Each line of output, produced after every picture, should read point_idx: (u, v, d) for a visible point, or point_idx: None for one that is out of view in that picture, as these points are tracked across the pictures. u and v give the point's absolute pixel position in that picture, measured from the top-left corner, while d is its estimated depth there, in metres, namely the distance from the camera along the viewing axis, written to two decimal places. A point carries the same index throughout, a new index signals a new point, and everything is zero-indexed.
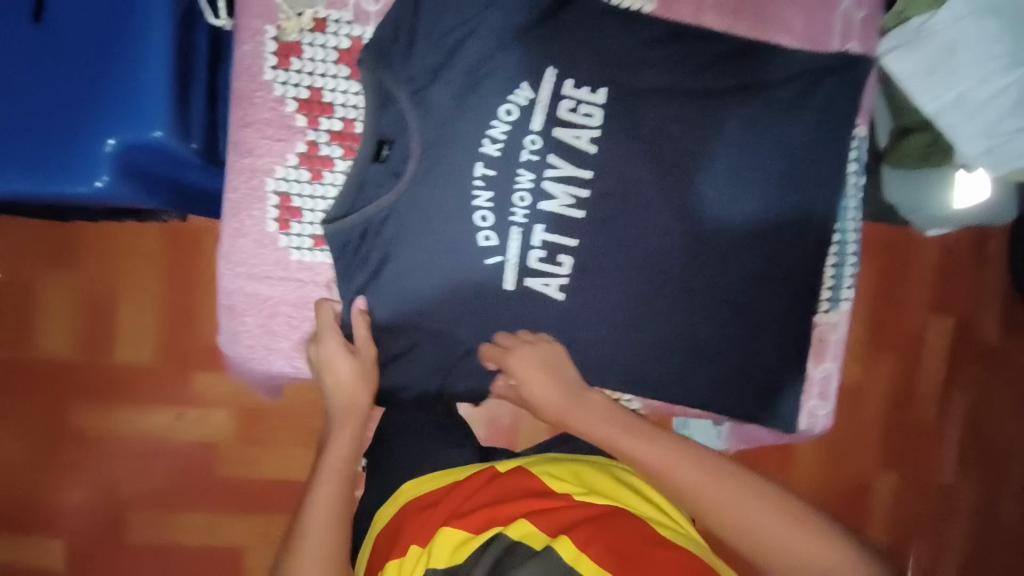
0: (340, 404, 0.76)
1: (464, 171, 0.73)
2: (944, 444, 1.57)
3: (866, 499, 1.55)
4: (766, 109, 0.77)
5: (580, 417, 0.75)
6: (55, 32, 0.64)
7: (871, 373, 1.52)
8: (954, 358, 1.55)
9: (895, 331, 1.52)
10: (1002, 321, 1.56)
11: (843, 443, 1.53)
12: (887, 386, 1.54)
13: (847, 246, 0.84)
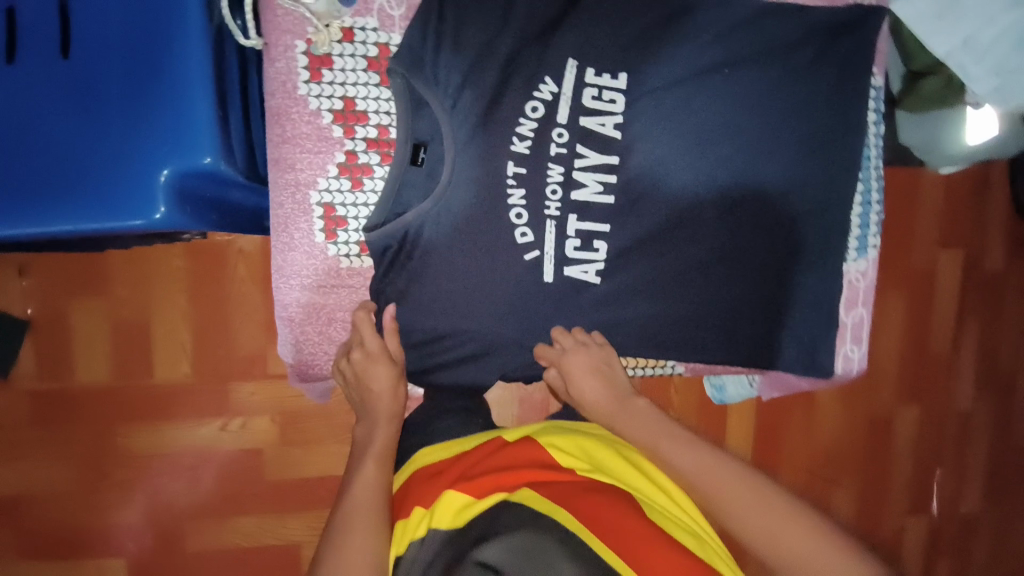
0: (376, 403, 0.80)
1: (498, 170, 0.75)
2: (962, 375, 1.63)
3: (890, 433, 1.61)
4: (781, 71, 0.79)
5: (620, 411, 0.83)
6: (90, 70, 0.65)
7: (888, 314, 1.56)
8: (966, 291, 1.60)
9: (908, 270, 1.55)
10: (1010, 250, 1.60)
11: (865, 383, 1.58)
12: (905, 324, 1.58)
13: (869, 201, 0.87)
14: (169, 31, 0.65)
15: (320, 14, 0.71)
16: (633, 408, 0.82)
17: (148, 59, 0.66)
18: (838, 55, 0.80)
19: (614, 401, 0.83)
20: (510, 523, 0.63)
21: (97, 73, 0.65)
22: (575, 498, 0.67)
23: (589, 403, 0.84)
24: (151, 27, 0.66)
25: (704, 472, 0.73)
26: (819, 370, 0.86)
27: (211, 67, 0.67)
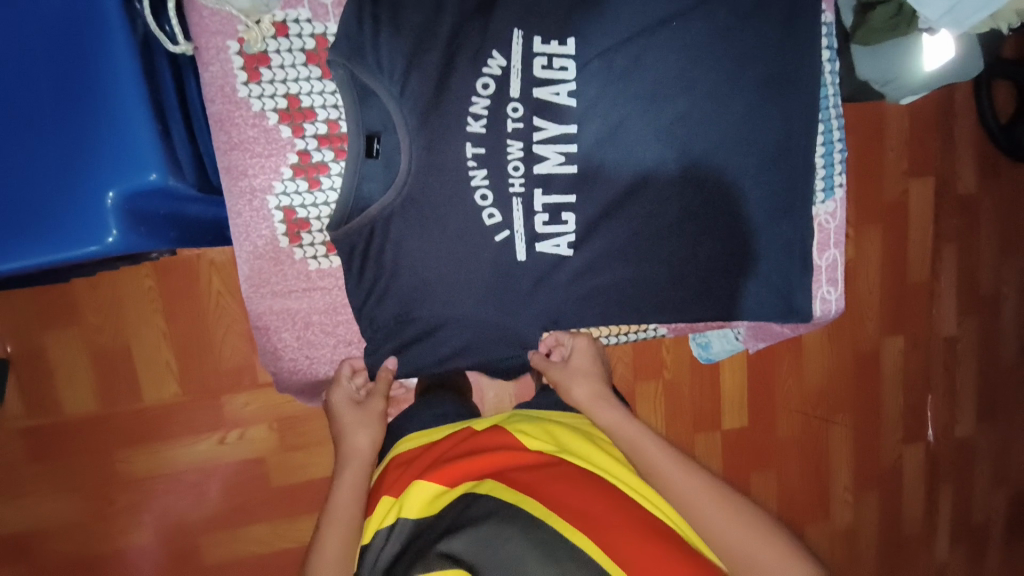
0: (354, 444, 0.79)
1: (456, 154, 0.74)
2: (942, 299, 1.66)
3: (878, 365, 1.65)
4: (729, 17, 0.78)
5: (597, 404, 0.82)
6: (14, 96, 0.62)
7: (864, 249, 1.58)
8: (938, 216, 1.61)
9: (880, 203, 1.57)
10: (979, 171, 1.61)
11: (849, 319, 1.61)
12: (882, 256, 1.60)
13: (830, 140, 0.86)
14: (96, 47, 0.63)
15: (247, 11, 0.66)
16: (609, 404, 0.81)
17: (78, 79, 0.63)
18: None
19: (592, 394, 0.82)
20: (480, 513, 0.63)
21: (25, 97, 0.62)
22: (544, 483, 0.67)
23: (567, 391, 0.83)
24: (77, 45, 0.63)
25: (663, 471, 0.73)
26: (800, 315, 0.87)
27: (146, 78, 0.65)
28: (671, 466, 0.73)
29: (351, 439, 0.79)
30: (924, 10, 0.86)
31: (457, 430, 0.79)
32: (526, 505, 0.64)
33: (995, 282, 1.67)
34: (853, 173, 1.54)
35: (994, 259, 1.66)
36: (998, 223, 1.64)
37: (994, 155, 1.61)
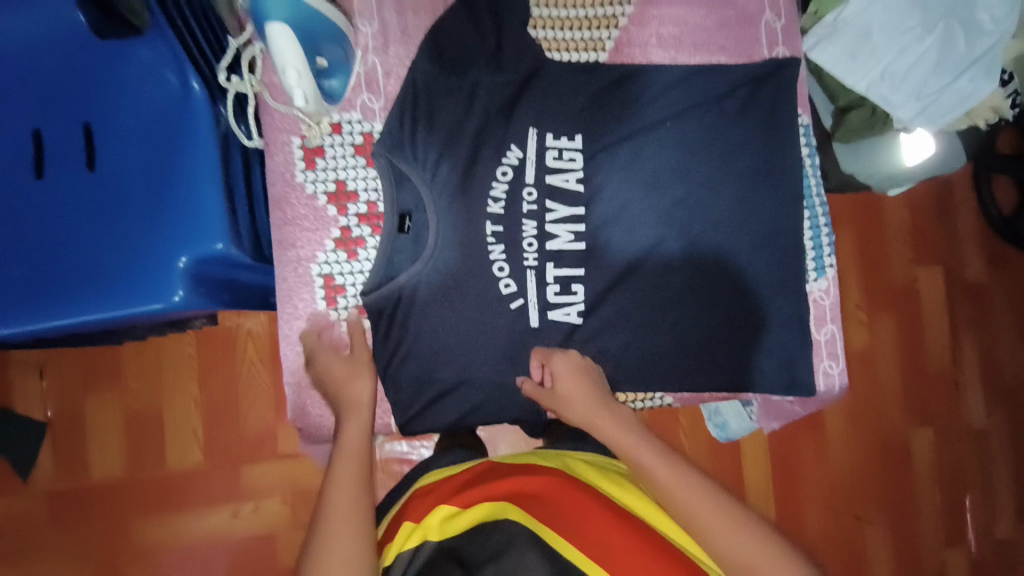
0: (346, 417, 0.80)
1: (478, 231, 0.83)
2: (964, 388, 1.64)
3: (907, 456, 1.60)
4: (718, 118, 0.90)
5: (605, 424, 0.82)
6: (114, 177, 0.75)
7: (877, 333, 1.60)
8: (950, 303, 1.64)
9: (889, 289, 1.61)
10: (985, 260, 1.66)
11: (869, 405, 1.59)
12: (897, 340, 1.61)
13: (818, 223, 0.95)
14: (182, 139, 0.76)
15: (314, 114, 0.79)
16: (619, 421, 0.83)
17: (163, 164, 0.76)
18: (767, 99, 0.91)
19: (595, 416, 0.83)
20: (499, 542, 0.66)
21: (118, 177, 0.75)
22: (557, 512, 0.70)
23: (564, 411, 0.84)
24: (166, 137, 0.76)
25: (679, 493, 0.75)
26: (803, 387, 0.90)
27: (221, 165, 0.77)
28: (686, 490, 0.75)
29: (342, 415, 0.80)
30: (895, 110, 0.98)
31: (471, 467, 0.84)
32: (537, 526, 0.67)
33: (1016, 370, 1.66)
34: (858, 260, 1.60)
35: (1012, 345, 1.66)
36: (1011, 311, 1.67)
37: (998, 244, 1.67)
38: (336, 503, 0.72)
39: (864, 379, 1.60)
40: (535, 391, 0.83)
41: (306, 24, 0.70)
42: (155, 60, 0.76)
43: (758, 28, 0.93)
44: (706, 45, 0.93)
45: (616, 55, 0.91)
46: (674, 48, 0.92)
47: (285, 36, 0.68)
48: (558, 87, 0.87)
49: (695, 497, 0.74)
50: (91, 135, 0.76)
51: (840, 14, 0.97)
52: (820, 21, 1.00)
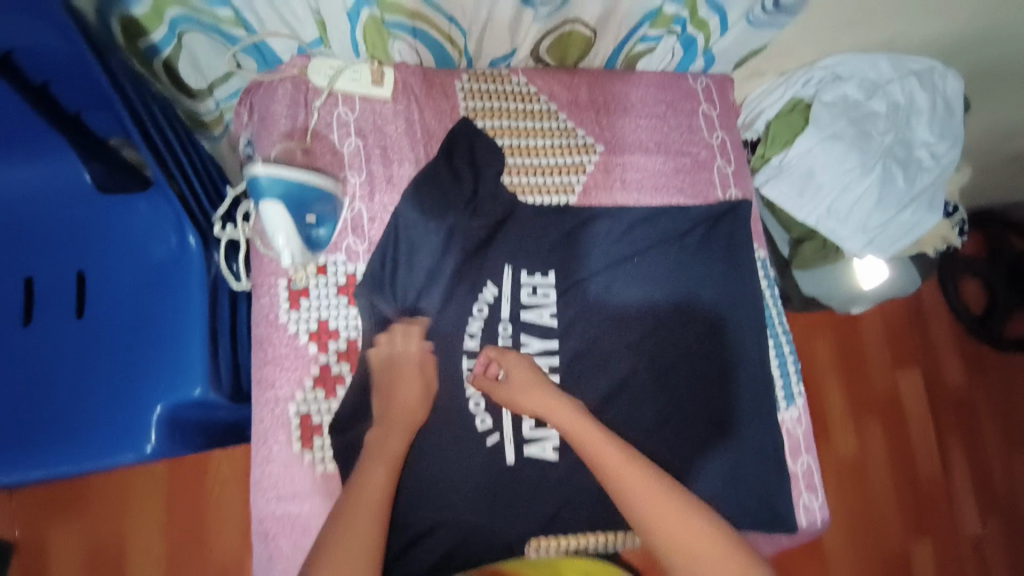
0: (380, 444, 0.80)
1: (455, 365, 0.86)
2: (958, 497, 1.61)
3: (911, 572, 1.55)
4: (681, 256, 0.96)
5: (576, 430, 0.79)
6: (102, 324, 0.78)
7: (865, 441, 1.60)
8: (933, 407, 1.66)
9: (868, 394, 1.63)
10: (962, 362, 1.69)
11: (864, 517, 1.56)
12: (885, 447, 1.61)
13: (784, 351, 0.98)
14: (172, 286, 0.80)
15: (300, 258, 0.85)
16: (583, 418, 0.80)
17: (151, 309, 0.79)
18: (725, 237, 0.98)
19: (554, 405, 0.81)
20: None
21: (104, 324, 0.78)
22: None
23: (520, 405, 0.83)
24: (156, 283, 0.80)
25: (647, 493, 0.74)
26: (784, 522, 0.89)
27: (205, 309, 0.79)
28: (663, 502, 0.74)
29: (377, 438, 0.80)
30: (844, 242, 1.06)
31: None
32: None
33: (1007, 477, 1.64)
34: (835, 366, 1.63)
35: (998, 450, 1.65)
36: (993, 415, 1.68)
37: (972, 347, 1.70)
38: (353, 525, 0.71)
39: (856, 491, 1.57)
40: (488, 385, 0.85)
41: (295, 195, 0.82)
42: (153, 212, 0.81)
43: (711, 173, 1.02)
44: (667, 187, 1.00)
45: (584, 196, 0.98)
46: (639, 190, 0.99)
47: (275, 211, 0.80)
48: (531, 229, 0.93)
49: (664, 506, 0.73)
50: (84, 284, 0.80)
51: (783, 157, 1.07)
52: (768, 162, 1.09)
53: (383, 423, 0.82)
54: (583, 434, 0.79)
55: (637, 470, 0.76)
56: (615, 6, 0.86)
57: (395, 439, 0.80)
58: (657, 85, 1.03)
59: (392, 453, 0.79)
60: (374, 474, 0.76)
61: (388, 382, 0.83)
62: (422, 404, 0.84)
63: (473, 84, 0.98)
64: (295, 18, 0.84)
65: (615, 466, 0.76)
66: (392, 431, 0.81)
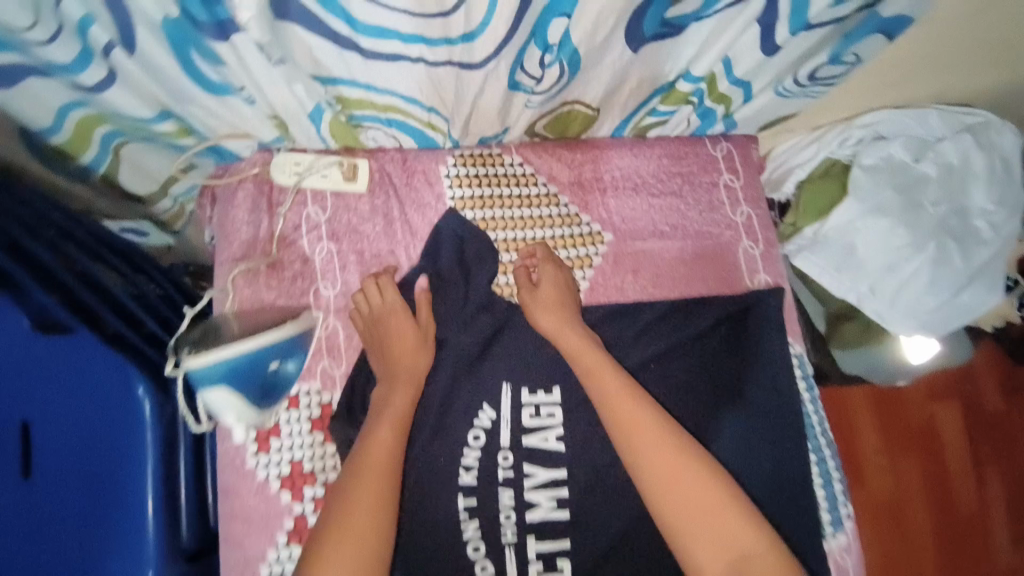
0: (383, 405, 0.75)
1: (448, 505, 0.77)
2: (996, 535, 1.40)
3: None
4: (705, 359, 0.84)
5: (604, 376, 0.74)
6: (44, 488, 0.70)
7: (901, 478, 1.40)
8: (973, 437, 1.44)
9: (902, 428, 1.44)
10: (1002, 389, 1.46)
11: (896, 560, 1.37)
12: (919, 481, 1.41)
13: (827, 467, 0.86)
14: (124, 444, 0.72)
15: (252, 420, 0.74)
16: (609, 367, 0.75)
17: (105, 470, 0.71)
18: (755, 334, 0.85)
19: (558, 325, 0.78)
20: None
21: (56, 488, 0.70)
22: None
23: (534, 315, 0.79)
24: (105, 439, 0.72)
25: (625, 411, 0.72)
26: None
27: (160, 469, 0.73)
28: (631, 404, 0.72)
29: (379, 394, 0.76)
30: (889, 324, 0.93)
31: None
32: None
33: None
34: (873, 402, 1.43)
35: None
36: None
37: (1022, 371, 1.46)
38: (358, 494, 0.68)
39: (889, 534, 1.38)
40: (522, 288, 0.81)
41: (247, 372, 0.69)
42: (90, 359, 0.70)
43: (736, 257, 0.89)
44: (685, 278, 0.88)
45: (591, 295, 0.87)
46: (652, 282, 0.87)
47: (229, 399, 0.69)
48: (530, 338, 0.83)
49: (669, 459, 0.69)
50: (31, 437, 0.71)
51: (818, 227, 0.94)
52: (799, 232, 0.96)
53: (384, 377, 0.77)
54: (598, 373, 0.75)
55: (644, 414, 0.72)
56: (621, 85, 0.73)
57: (398, 399, 0.75)
58: (669, 156, 0.90)
59: (393, 415, 0.74)
60: (378, 435, 0.72)
61: (383, 338, 0.78)
62: (421, 354, 0.79)
63: (460, 169, 0.85)
64: (250, 124, 0.72)
65: (624, 407, 0.72)
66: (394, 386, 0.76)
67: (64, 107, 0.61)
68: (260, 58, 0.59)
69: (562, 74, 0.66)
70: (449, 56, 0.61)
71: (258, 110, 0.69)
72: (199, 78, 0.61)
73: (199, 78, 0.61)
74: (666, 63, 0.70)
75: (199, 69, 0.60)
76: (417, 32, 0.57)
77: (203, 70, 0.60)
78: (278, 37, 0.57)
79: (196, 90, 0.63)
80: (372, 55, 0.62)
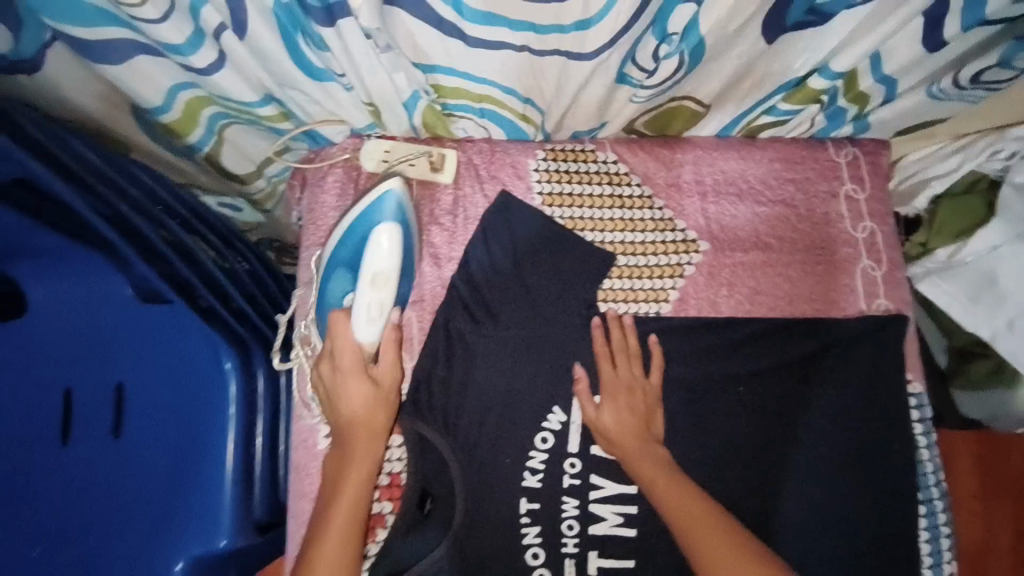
0: (341, 476, 0.70)
1: (512, 508, 0.75)
2: None
3: None
4: (841, 404, 0.76)
5: (636, 451, 0.72)
6: (130, 448, 0.72)
7: (997, 532, 1.10)
8: None
9: (999, 470, 1.11)
10: None
11: None
12: (1019, 537, 1.10)
13: (937, 523, 0.76)
14: (212, 402, 0.73)
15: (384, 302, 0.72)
16: (644, 442, 0.73)
17: (193, 429, 0.73)
18: (863, 364, 0.76)
19: (641, 409, 0.75)
20: None
21: (144, 449, 0.72)
22: None
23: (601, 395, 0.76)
24: (195, 395, 0.73)
25: (696, 528, 0.66)
26: None
27: (245, 426, 0.74)
28: (708, 531, 0.65)
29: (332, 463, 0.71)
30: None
31: None
32: None
33: None
34: (978, 446, 1.11)
35: None
36: None
37: None
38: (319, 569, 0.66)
39: None
40: (584, 398, 0.76)
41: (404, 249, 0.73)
42: (181, 319, 0.72)
43: (851, 277, 0.80)
44: (789, 298, 0.79)
45: (680, 306, 0.80)
46: (750, 297, 0.79)
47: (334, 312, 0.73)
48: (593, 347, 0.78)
49: (708, 528, 0.66)
50: (121, 399, 0.73)
51: (953, 251, 0.83)
52: (930, 253, 0.86)
53: (337, 442, 0.72)
54: (627, 442, 0.73)
55: (704, 513, 0.67)
56: (744, 78, 0.66)
57: (354, 471, 0.70)
58: (783, 161, 0.81)
59: (352, 491, 0.69)
60: (336, 507, 0.69)
61: (335, 389, 0.72)
62: (377, 408, 0.72)
63: (550, 163, 0.81)
64: (345, 109, 0.71)
65: (657, 483, 0.70)
66: (348, 455, 0.71)
67: (173, 88, 0.63)
68: (365, 41, 0.56)
69: (680, 67, 0.60)
70: (557, 45, 0.56)
71: (354, 96, 0.68)
72: (301, 64, 0.60)
73: (302, 65, 0.60)
74: (801, 58, 0.63)
75: (305, 54, 0.59)
76: (527, 20, 0.53)
77: (309, 57, 0.59)
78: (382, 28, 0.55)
79: (299, 75, 0.62)
80: (476, 43, 0.57)
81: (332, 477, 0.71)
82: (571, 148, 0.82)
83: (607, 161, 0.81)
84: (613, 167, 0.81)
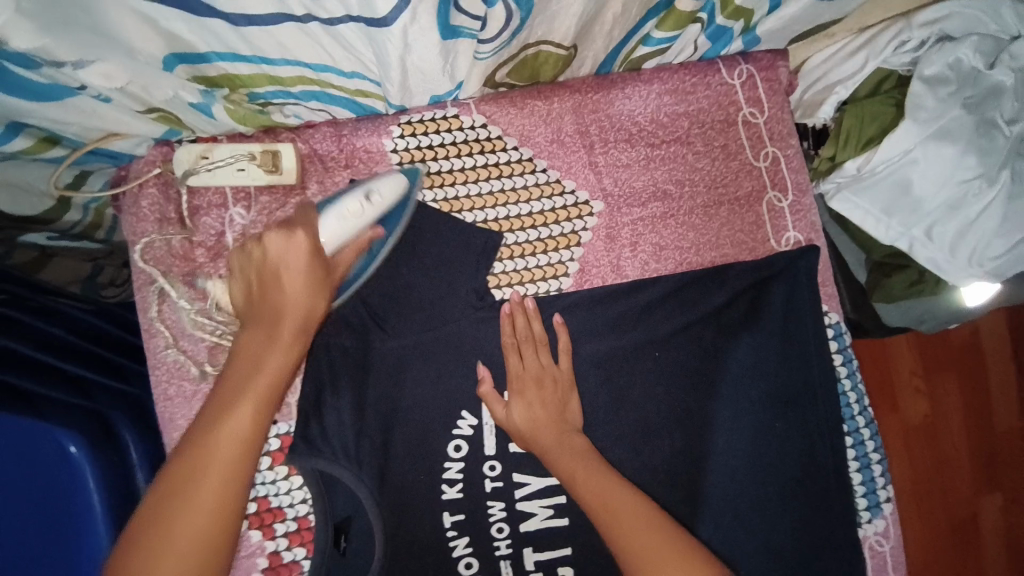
0: (256, 368, 0.55)
1: (435, 522, 0.69)
2: None
3: (987, 542, 1.08)
4: (762, 354, 0.71)
5: (554, 447, 0.66)
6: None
7: (942, 404, 1.09)
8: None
9: (937, 344, 1.09)
10: None
11: (939, 494, 1.08)
12: (963, 404, 1.09)
13: (865, 450, 0.75)
14: (75, 489, 0.62)
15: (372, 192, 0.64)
16: (563, 430, 0.67)
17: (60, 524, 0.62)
18: (780, 304, 0.71)
19: (556, 397, 0.69)
20: None
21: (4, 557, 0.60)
22: None
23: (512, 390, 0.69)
24: (52, 490, 0.61)
25: (626, 522, 0.59)
26: None
27: (119, 506, 0.65)
28: (627, 512, 0.60)
29: (250, 347, 0.56)
30: (947, 276, 0.76)
31: None
32: None
33: None
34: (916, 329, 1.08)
35: None
36: None
37: None
38: (199, 483, 0.50)
39: (933, 464, 1.09)
40: (491, 400, 0.69)
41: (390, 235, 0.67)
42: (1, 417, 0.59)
43: (758, 213, 0.74)
44: (696, 247, 0.73)
45: (581, 277, 0.73)
46: (654, 254, 0.73)
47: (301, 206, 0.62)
48: (497, 336, 0.71)
49: (633, 521, 0.59)
50: None
51: (862, 163, 0.75)
52: (839, 167, 0.78)
53: (264, 325, 0.57)
54: (544, 429, 0.67)
55: (629, 503, 0.61)
56: (600, 13, 0.55)
57: (273, 364, 0.56)
58: (672, 93, 0.71)
59: (264, 386, 0.55)
60: (244, 405, 0.54)
61: (275, 267, 0.57)
62: (319, 298, 0.59)
63: (408, 140, 0.69)
64: (122, 123, 0.59)
65: (579, 472, 0.64)
66: (272, 346, 0.56)
67: None
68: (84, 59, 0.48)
69: (511, 15, 0.49)
70: (345, 11, 0.45)
71: (120, 106, 0.56)
72: (23, 86, 0.49)
73: (22, 88, 0.49)
74: None
75: (17, 74, 0.48)
76: None
77: (24, 75, 0.48)
78: (76, 24, 0.44)
79: (27, 101, 0.51)
80: (242, 19, 0.45)
81: (242, 366, 0.56)
82: (432, 116, 0.69)
83: (475, 127, 0.70)
84: (484, 133, 0.70)
